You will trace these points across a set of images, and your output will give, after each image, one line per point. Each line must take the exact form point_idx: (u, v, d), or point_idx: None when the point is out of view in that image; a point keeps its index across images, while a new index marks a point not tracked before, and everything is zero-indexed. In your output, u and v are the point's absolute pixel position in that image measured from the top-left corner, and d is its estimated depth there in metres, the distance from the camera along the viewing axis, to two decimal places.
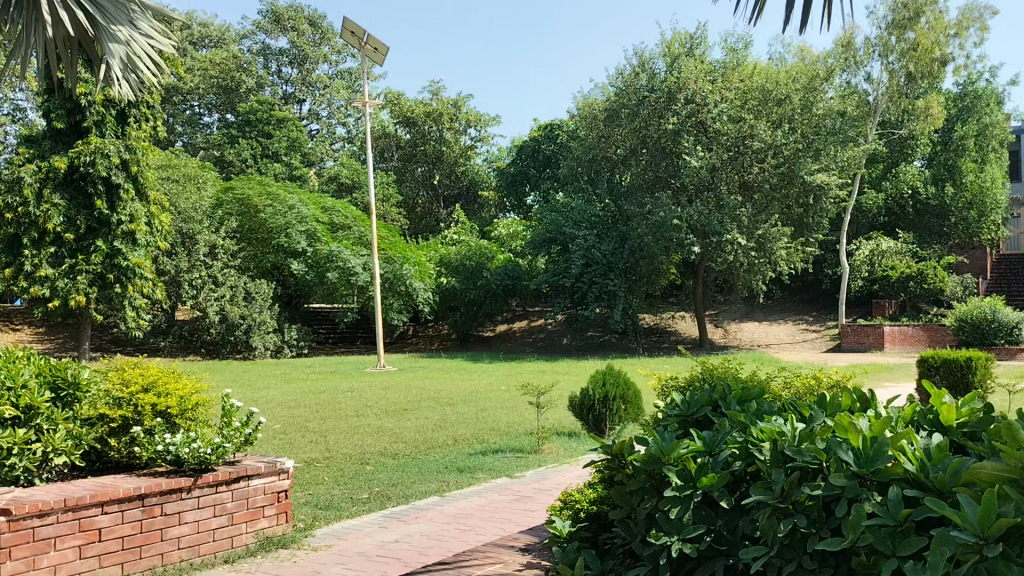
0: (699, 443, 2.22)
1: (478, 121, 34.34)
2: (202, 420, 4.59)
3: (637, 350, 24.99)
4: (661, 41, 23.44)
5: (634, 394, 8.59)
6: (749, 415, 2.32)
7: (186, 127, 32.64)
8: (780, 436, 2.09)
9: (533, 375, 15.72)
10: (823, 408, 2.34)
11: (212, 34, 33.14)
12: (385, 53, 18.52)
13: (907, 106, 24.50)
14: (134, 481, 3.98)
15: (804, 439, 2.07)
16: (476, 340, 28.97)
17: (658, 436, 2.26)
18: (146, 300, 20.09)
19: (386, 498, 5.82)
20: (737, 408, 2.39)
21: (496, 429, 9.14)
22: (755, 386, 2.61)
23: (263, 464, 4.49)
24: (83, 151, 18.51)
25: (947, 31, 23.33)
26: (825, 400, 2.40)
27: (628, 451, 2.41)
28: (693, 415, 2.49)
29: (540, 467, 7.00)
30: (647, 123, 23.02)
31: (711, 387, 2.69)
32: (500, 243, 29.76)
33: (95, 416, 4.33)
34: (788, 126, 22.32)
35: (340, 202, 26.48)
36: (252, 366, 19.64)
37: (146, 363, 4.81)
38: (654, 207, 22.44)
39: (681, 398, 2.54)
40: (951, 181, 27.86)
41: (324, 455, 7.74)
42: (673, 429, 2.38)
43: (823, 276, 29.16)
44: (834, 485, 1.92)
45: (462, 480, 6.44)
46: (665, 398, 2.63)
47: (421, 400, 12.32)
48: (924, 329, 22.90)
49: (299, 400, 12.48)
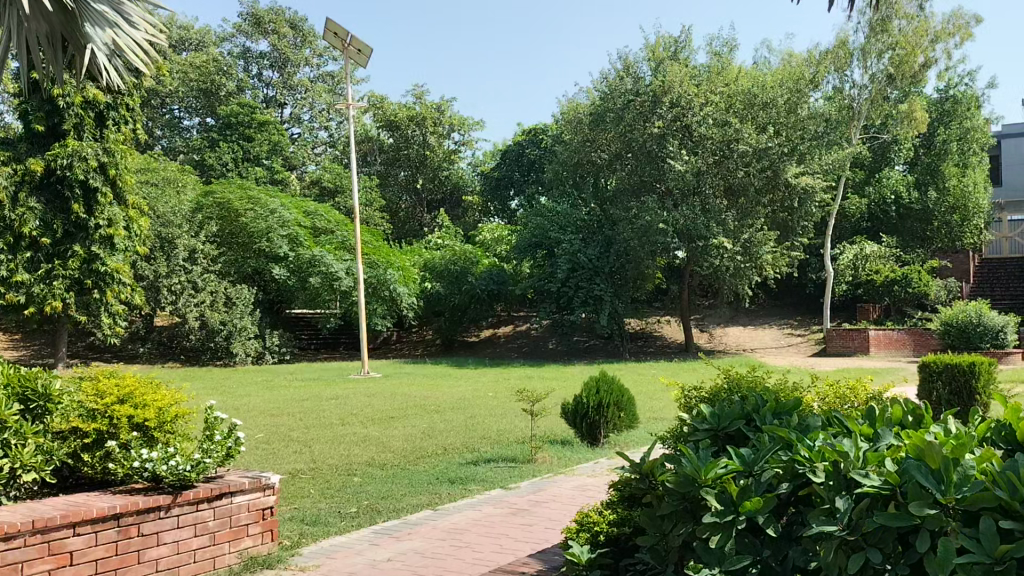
0: (738, 463, 2.11)
1: (461, 125, 34.07)
2: (181, 434, 4.34)
3: (623, 356, 24.84)
4: (644, 46, 23.40)
5: (629, 401, 8.38)
6: (792, 432, 2.19)
7: (165, 131, 32.24)
8: (841, 459, 1.95)
9: (520, 381, 15.51)
10: (876, 424, 2.20)
11: (193, 38, 32.79)
12: (368, 55, 18.24)
13: (890, 112, 24.53)
14: (110, 499, 3.72)
15: (870, 463, 1.93)
16: (460, 346, 28.76)
17: (693, 456, 2.16)
18: (123, 306, 19.70)
19: (375, 512, 5.57)
20: (777, 424, 2.26)
21: (486, 438, 8.90)
22: (792, 398, 2.48)
23: (247, 480, 4.23)
24: (60, 154, 18.11)
25: (931, 36, 23.35)
26: (877, 416, 2.26)
27: (658, 470, 2.31)
28: (726, 429, 2.37)
29: (534, 478, 6.78)
30: (632, 126, 22.86)
31: (745, 397, 2.55)
32: (484, 247, 29.55)
33: (68, 430, 4.06)
34: (773, 130, 22.25)
35: (322, 206, 26.15)
36: (234, 373, 19.31)
37: (123, 372, 4.56)
38: (640, 211, 22.31)
39: (713, 410, 2.42)
40: (933, 185, 27.97)
41: (309, 467, 7.48)
42: (706, 447, 2.25)
43: (807, 280, 29.17)
44: (914, 515, 1.76)
45: (455, 493, 6.20)
46: (694, 412, 2.50)
47: (408, 407, 12.07)
48: (909, 334, 22.87)
49: (282, 408, 12.20)
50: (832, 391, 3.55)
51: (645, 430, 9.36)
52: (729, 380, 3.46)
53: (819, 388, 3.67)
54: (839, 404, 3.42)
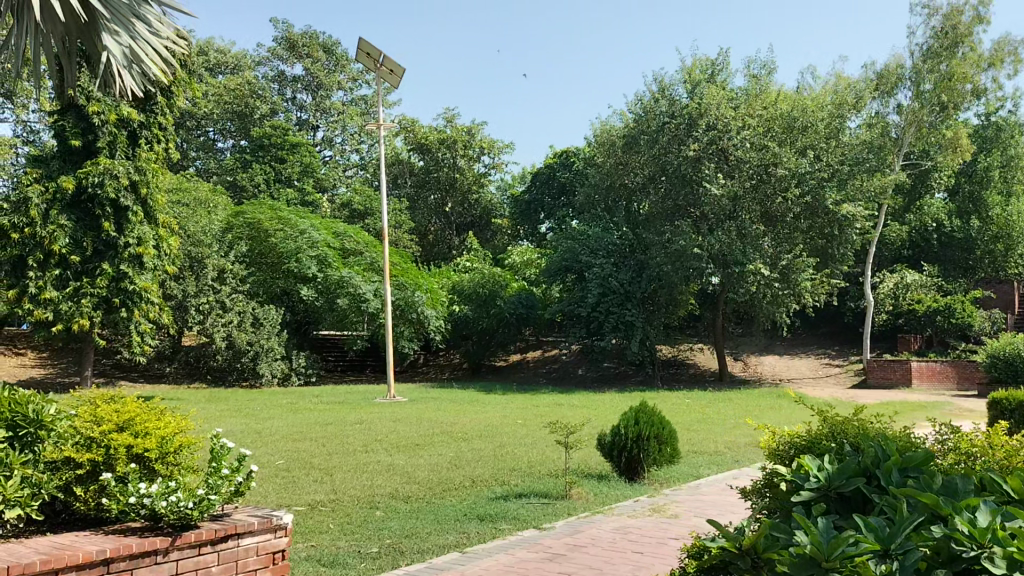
0: (872, 542, 1.86)
1: (492, 148, 33.77)
2: (185, 466, 3.94)
3: (655, 384, 24.24)
4: (681, 68, 23.02)
5: (670, 434, 7.95)
6: (940, 506, 1.95)
7: (200, 153, 32.30)
8: None
9: (550, 410, 15.00)
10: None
11: (228, 62, 33.06)
12: (401, 75, 18.01)
13: (935, 138, 23.87)
14: (102, 542, 3.30)
15: None
16: (487, 370, 28.39)
17: (816, 531, 1.89)
18: (151, 325, 19.41)
19: (398, 553, 5.11)
20: (918, 494, 2.02)
21: (517, 469, 8.42)
22: (913, 459, 2.24)
23: (256, 520, 3.81)
24: (92, 171, 17.90)
25: (981, 62, 22.70)
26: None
27: (766, 543, 2.04)
28: (842, 487, 2.16)
29: (570, 516, 6.27)
30: (667, 149, 22.40)
31: (858, 454, 2.31)
32: (514, 271, 29.20)
33: (61, 460, 3.66)
34: (813, 155, 21.60)
35: (352, 227, 25.92)
36: (259, 395, 19.01)
37: (123, 396, 4.19)
38: (674, 236, 21.81)
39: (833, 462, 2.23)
40: (976, 214, 27.21)
41: (330, 497, 7.06)
42: (831, 518, 1.99)
43: (845, 309, 28.42)
44: None
45: (484, 532, 5.73)
46: (803, 468, 2.26)
47: (435, 434, 11.61)
48: (952, 365, 22.07)
49: (305, 433, 11.81)
50: (962, 440, 2.94)
51: (685, 465, 8.83)
52: (832, 425, 2.96)
53: (944, 436, 3.12)
54: (973, 456, 2.82)
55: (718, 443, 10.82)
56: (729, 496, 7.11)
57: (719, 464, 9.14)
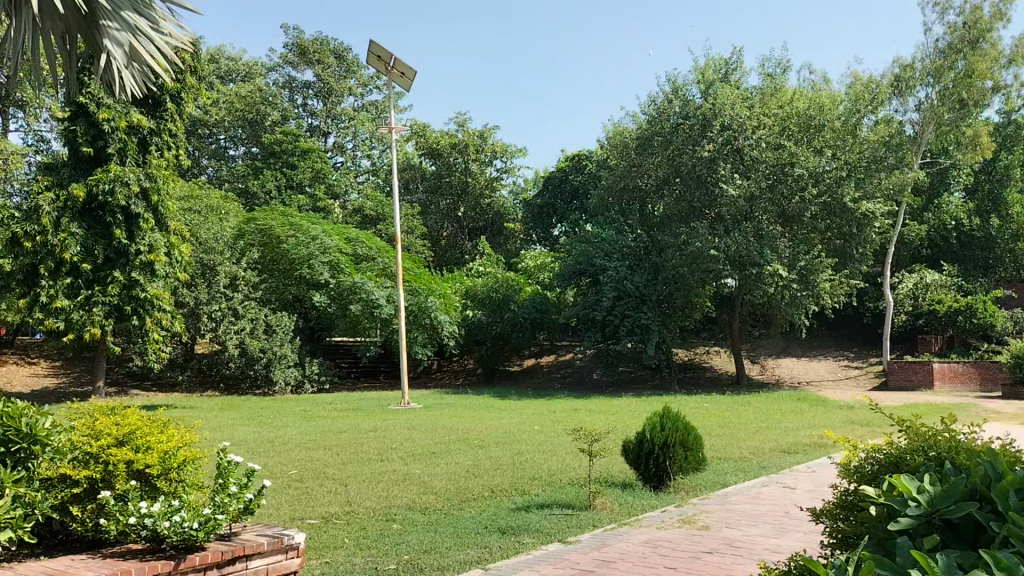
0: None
1: (504, 152, 33.52)
2: (190, 482, 3.71)
3: (671, 387, 23.89)
4: (694, 68, 22.75)
5: (696, 440, 7.65)
6: None
7: (212, 160, 32.28)
8: None
9: (568, 415, 14.73)
10: None
11: (239, 69, 33.03)
12: (411, 78, 17.79)
13: (954, 136, 23.49)
14: (98, 567, 3.06)
15: None
16: (502, 375, 28.13)
17: (931, 566, 1.61)
18: (164, 333, 19.22)
19: (417, 570, 4.85)
20: None
21: (537, 478, 8.15)
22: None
23: (265, 541, 3.53)
24: (102, 179, 17.72)
25: (1001, 59, 22.34)
26: None
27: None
28: (948, 514, 1.91)
29: (595, 528, 5.98)
30: (681, 150, 22.19)
31: (968, 477, 2.02)
32: (527, 275, 29.01)
33: (56, 477, 3.45)
34: (830, 153, 21.20)
35: (364, 233, 25.69)
36: (272, 403, 18.80)
37: (125, 408, 3.96)
38: (690, 238, 21.50)
39: (944, 487, 1.97)
40: (996, 212, 26.79)
41: (344, 509, 6.80)
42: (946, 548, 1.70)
43: (864, 310, 27.99)
44: None
45: (507, 546, 5.45)
46: (908, 499, 1.98)
47: (452, 441, 11.35)
48: (975, 367, 21.61)
49: (319, 441, 11.59)
50: None
51: (710, 473, 8.53)
52: (914, 435, 2.66)
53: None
54: None
55: (742, 449, 10.53)
56: (760, 505, 6.81)
57: (746, 470, 8.84)
